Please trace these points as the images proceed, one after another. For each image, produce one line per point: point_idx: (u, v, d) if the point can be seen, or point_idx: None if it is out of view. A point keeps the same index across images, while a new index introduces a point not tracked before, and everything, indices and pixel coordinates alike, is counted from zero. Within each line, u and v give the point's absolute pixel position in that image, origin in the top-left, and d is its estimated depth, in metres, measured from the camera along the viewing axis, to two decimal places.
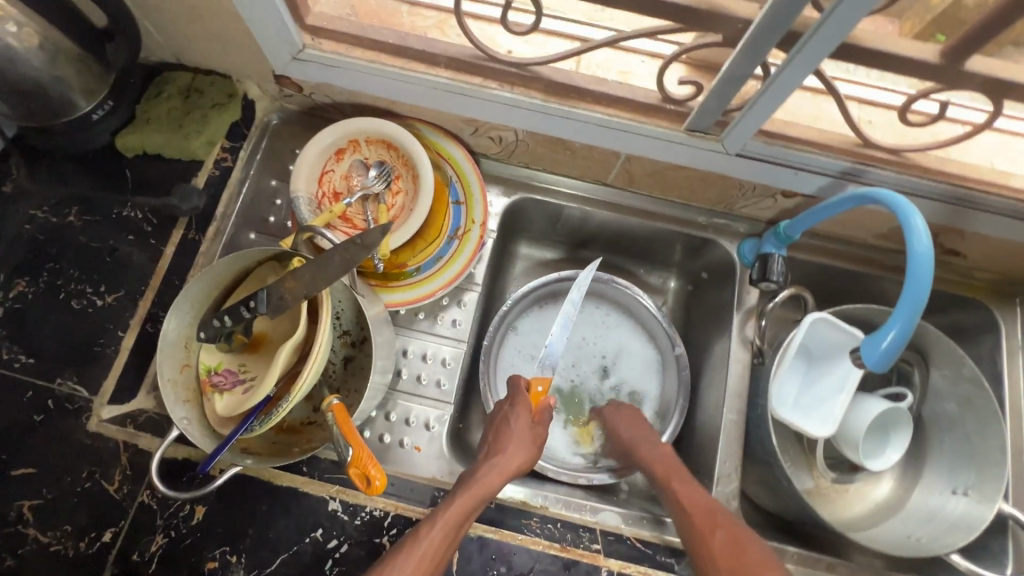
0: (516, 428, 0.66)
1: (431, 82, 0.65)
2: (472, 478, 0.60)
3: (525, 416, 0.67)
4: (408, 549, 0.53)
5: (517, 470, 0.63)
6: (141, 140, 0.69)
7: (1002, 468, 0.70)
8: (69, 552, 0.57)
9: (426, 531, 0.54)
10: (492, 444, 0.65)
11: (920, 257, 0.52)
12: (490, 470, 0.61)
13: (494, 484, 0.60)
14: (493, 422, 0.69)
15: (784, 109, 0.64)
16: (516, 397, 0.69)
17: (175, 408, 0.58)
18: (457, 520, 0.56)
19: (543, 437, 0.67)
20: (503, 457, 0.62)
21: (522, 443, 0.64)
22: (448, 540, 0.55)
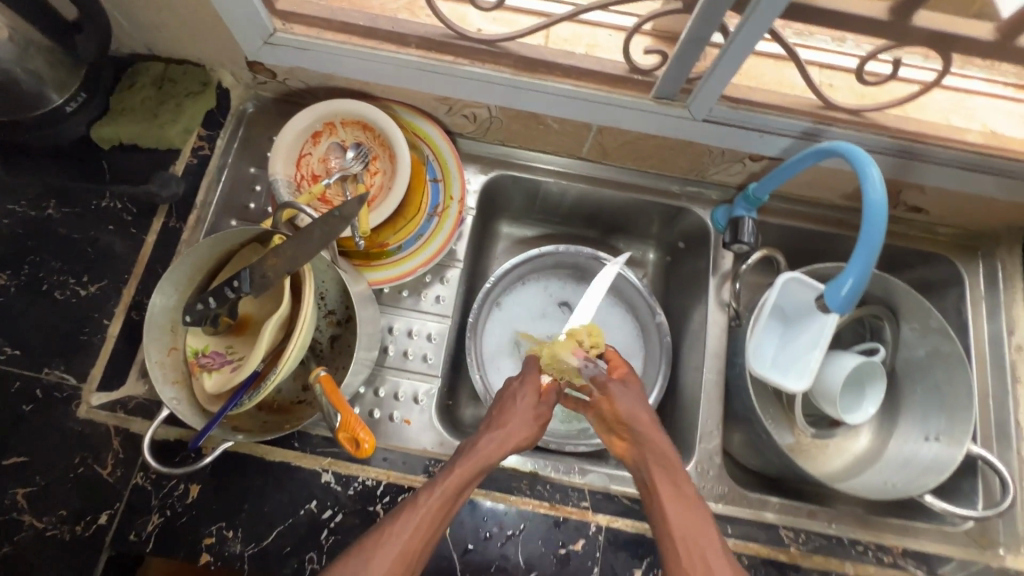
0: (523, 403, 0.62)
1: (402, 61, 0.66)
2: (472, 448, 0.58)
3: (533, 394, 0.63)
4: (405, 516, 0.51)
5: (517, 445, 0.60)
6: (116, 131, 0.69)
7: (970, 411, 0.72)
8: (65, 536, 0.58)
9: (424, 499, 0.52)
10: (494, 416, 0.62)
11: (875, 208, 0.54)
12: (490, 441, 0.58)
13: (494, 458, 0.57)
14: (497, 395, 0.65)
15: (746, 75, 0.67)
16: (527, 374, 0.65)
17: (164, 389, 0.59)
18: (457, 489, 0.54)
19: (547, 418, 0.63)
20: (507, 430, 0.60)
21: (528, 417, 0.61)
22: (444, 511, 0.53)
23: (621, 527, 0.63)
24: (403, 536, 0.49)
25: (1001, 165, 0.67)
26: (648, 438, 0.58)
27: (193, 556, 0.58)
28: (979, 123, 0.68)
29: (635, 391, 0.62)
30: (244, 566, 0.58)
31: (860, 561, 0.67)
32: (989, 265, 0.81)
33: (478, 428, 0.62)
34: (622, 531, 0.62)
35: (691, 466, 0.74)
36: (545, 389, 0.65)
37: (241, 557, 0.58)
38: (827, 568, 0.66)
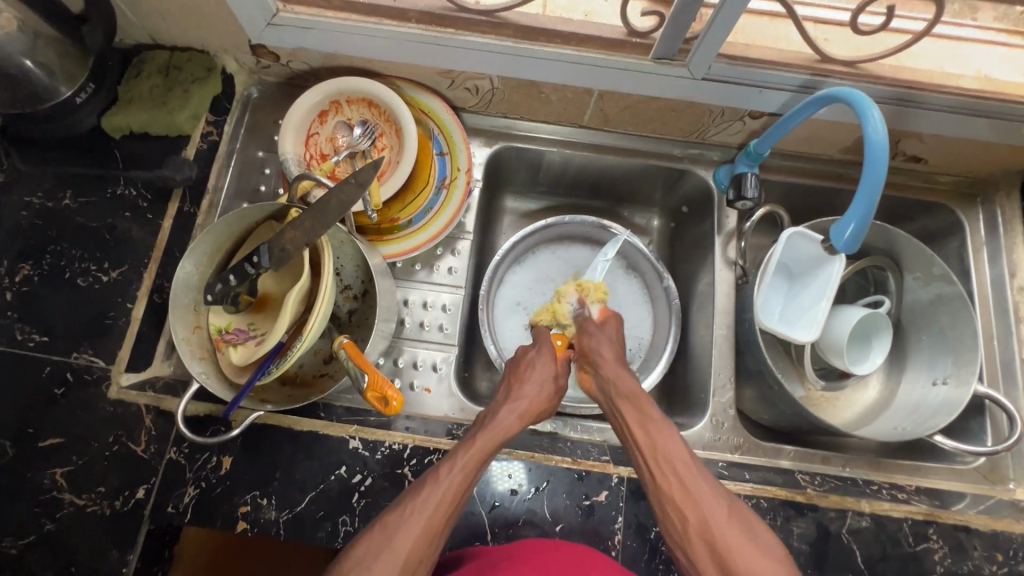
0: (541, 372, 0.65)
1: (403, 34, 0.67)
2: (491, 421, 0.59)
3: (551, 363, 0.66)
4: (426, 492, 0.49)
5: (532, 416, 0.62)
6: (127, 120, 0.70)
7: (975, 351, 0.74)
8: (106, 511, 0.59)
9: (447, 473, 0.51)
10: (511, 388, 0.64)
11: (875, 147, 0.56)
12: (510, 413, 0.60)
13: (512, 428, 0.59)
14: (513, 365, 0.68)
15: (743, 32, 0.68)
16: (543, 344, 0.69)
17: (192, 364, 0.60)
18: (479, 459, 0.54)
19: (563, 387, 0.67)
20: (525, 402, 0.62)
21: (545, 388, 0.64)
22: (466, 483, 0.52)
23: None
24: (428, 510, 0.48)
25: (997, 109, 0.68)
26: (611, 371, 0.63)
27: (229, 525, 0.59)
28: (974, 69, 0.68)
29: (610, 335, 0.68)
30: (280, 531, 0.60)
31: (876, 499, 0.66)
32: (988, 211, 0.83)
33: (495, 399, 0.63)
34: (644, 481, 0.64)
35: (706, 419, 0.76)
36: (557, 356, 0.69)
37: (276, 523, 0.60)
38: (844, 506, 0.64)
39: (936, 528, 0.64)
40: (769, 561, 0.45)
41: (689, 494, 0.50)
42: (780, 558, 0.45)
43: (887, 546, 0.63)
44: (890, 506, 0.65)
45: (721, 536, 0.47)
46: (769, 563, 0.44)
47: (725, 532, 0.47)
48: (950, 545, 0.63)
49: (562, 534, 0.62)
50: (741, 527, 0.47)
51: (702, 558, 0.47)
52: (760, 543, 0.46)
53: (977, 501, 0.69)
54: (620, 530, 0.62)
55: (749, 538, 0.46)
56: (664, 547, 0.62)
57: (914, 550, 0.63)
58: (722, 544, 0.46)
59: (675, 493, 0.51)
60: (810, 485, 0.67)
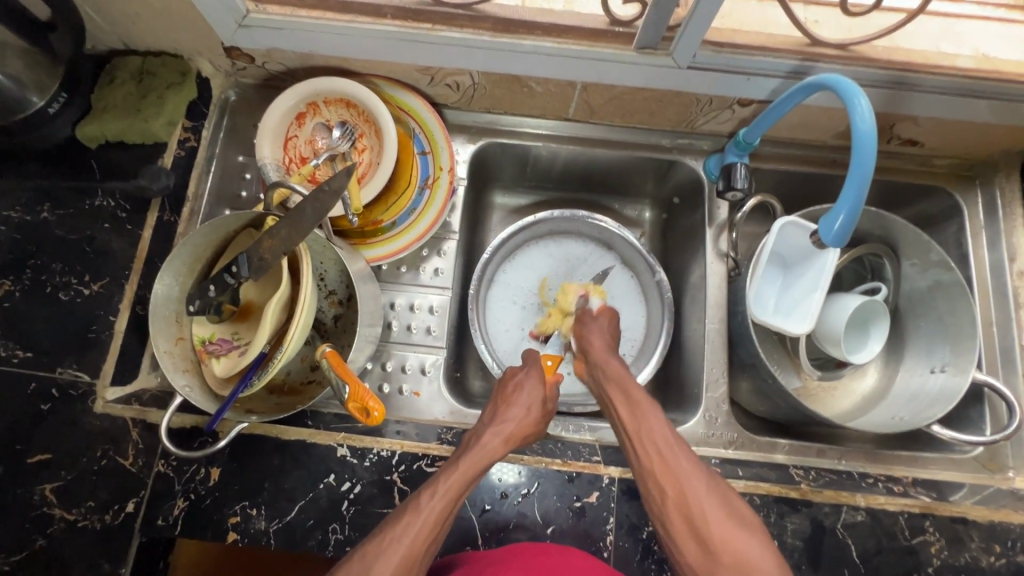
0: (527, 394, 0.65)
1: (380, 32, 0.65)
2: (475, 445, 0.58)
3: (538, 384, 0.67)
4: (405, 521, 0.49)
5: (519, 439, 0.62)
6: (100, 129, 0.68)
7: (974, 339, 0.73)
8: (96, 525, 0.60)
9: (427, 500, 0.51)
10: (499, 409, 0.63)
11: (863, 137, 0.54)
12: (493, 436, 0.59)
13: (496, 451, 0.58)
14: (501, 386, 0.68)
15: (730, 17, 0.65)
16: (532, 366, 0.69)
17: (176, 377, 0.60)
18: (462, 483, 0.54)
19: (553, 407, 0.66)
20: (512, 423, 0.61)
21: (532, 410, 0.63)
22: (448, 511, 0.51)
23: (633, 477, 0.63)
24: (405, 540, 0.47)
25: (996, 89, 0.66)
26: (600, 357, 0.68)
27: (220, 536, 0.59)
28: (971, 48, 0.66)
29: (602, 325, 0.75)
30: (271, 541, 0.60)
31: (872, 493, 0.65)
32: (987, 193, 0.81)
33: (481, 421, 0.63)
34: (635, 481, 0.63)
35: (699, 415, 0.75)
36: (547, 380, 0.69)
37: (266, 532, 0.60)
38: (839, 501, 0.63)
39: (933, 520, 0.63)
40: (747, 534, 0.47)
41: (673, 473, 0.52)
42: (755, 530, 0.48)
43: (882, 539, 0.62)
44: (886, 499, 0.64)
45: (702, 513, 0.48)
46: (746, 535, 0.47)
47: (703, 507, 0.49)
48: (946, 537, 0.63)
49: (553, 537, 0.61)
50: (720, 503, 0.49)
51: (682, 535, 0.49)
52: (736, 516, 0.48)
53: (974, 491, 0.69)
54: (612, 531, 0.61)
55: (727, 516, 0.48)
56: (656, 547, 0.61)
57: (910, 543, 0.62)
58: (701, 519, 0.48)
59: (656, 470, 0.53)
60: (804, 480, 0.66)
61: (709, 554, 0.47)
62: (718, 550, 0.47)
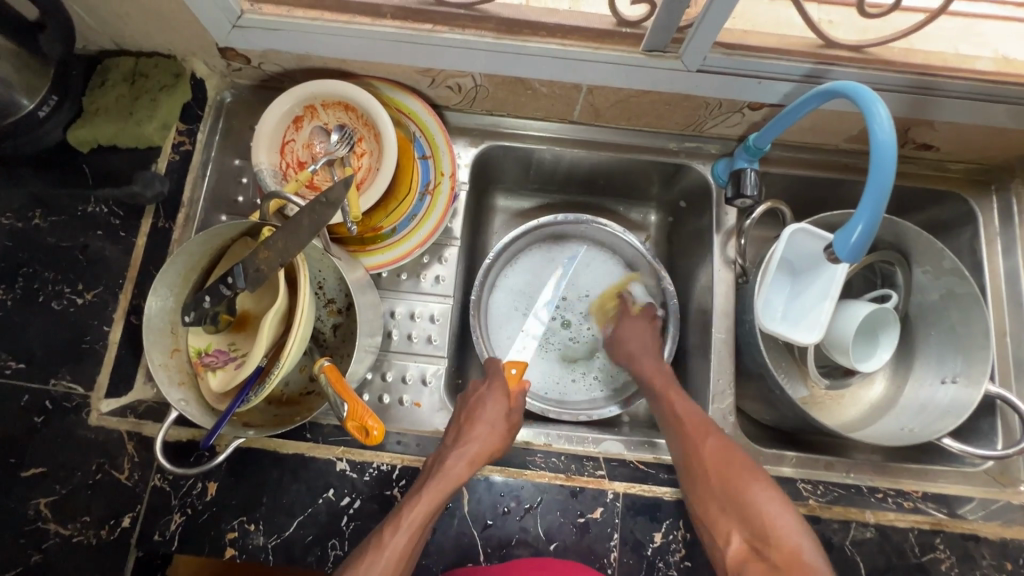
0: (490, 410, 0.65)
1: (379, 33, 0.63)
2: (439, 469, 0.58)
3: (499, 401, 0.67)
4: (370, 560, 0.51)
5: (485, 457, 0.61)
6: (93, 133, 0.66)
7: (987, 350, 0.71)
8: (92, 540, 0.59)
9: (390, 537, 0.53)
10: (463, 427, 0.63)
11: (882, 145, 0.52)
12: (458, 458, 0.59)
13: (462, 474, 0.58)
14: (463, 402, 0.68)
15: (742, 18, 0.63)
16: (493, 380, 0.69)
17: (171, 391, 0.59)
18: (426, 514, 0.55)
19: (518, 421, 0.66)
20: (475, 443, 0.61)
21: (494, 428, 0.63)
22: (411, 544, 0.53)
23: (638, 492, 0.62)
24: None
25: (1014, 93, 0.64)
26: (639, 348, 0.76)
27: (217, 552, 0.58)
28: (990, 49, 0.64)
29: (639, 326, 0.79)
30: (269, 557, 0.59)
31: (881, 509, 0.64)
32: (1002, 200, 0.79)
33: (445, 442, 0.62)
34: (640, 496, 0.62)
35: None
36: (510, 391, 0.69)
37: (265, 548, 0.59)
38: (849, 517, 0.62)
39: (943, 537, 0.62)
40: (753, 483, 0.57)
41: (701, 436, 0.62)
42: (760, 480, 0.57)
43: (892, 557, 0.61)
44: (896, 516, 0.63)
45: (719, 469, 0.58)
46: (755, 484, 0.57)
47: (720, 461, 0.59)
48: (957, 554, 0.61)
49: (556, 553, 0.60)
50: (731, 457, 0.60)
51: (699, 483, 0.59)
52: (742, 468, 0.59)
53: (983, 505, 0.67)
54: (616, 547, 0.60)
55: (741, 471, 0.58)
56: (661, 564, 0.60)
57: (920, 560, 0.61)
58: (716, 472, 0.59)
59: (684, 434, 0.63)
60: (813, 496, 0.65)
61: (725, 499, 0.56)
62: (732, 496, 0.56)
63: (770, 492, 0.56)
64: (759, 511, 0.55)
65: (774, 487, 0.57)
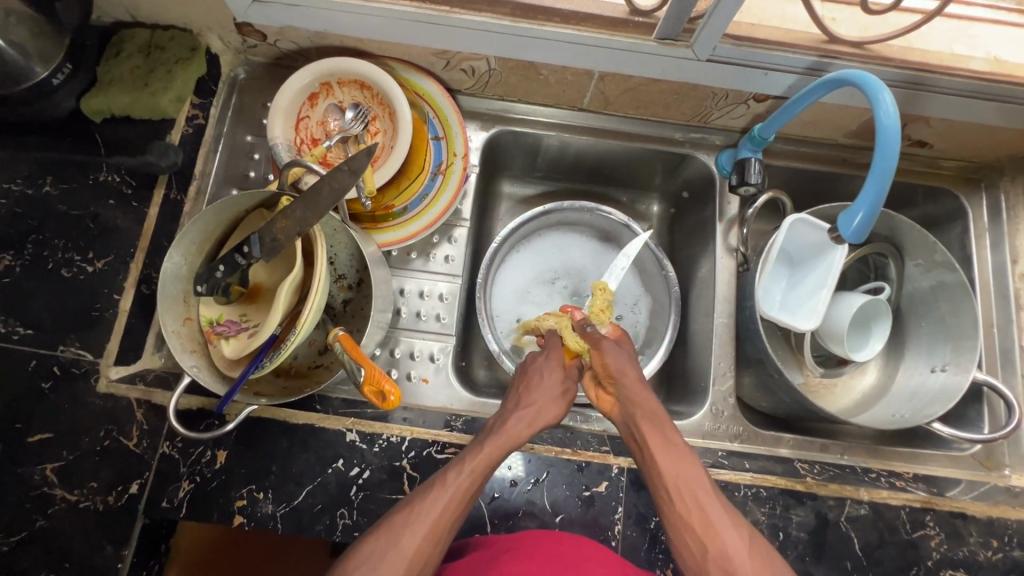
0: (550, 378, 0.63)
1: (397, 13, 0.64)
2: (500, 426, 0.58)
3: (558, 368, 0.64)
4: (433, 494, 0.51)
5: (544, 422, 0.61)
6: (107, 102, 0.66)
7: (975, 339, 0.74)
8: (99, 506, 0.58)
9: (455, 477, 0.52)
10: (523, 391, 0.62)
11: (887, 131, 0.55)
12: (520, 421, 0.59)
13: (524, 433, 0.58)
14: (520, 373, 0.66)
15: (751, 12, 0.65)
16: (551, 349, 0.66)
17: (183, 358, 0.59)
18: (488, 463, 0.54)
19: (574, 390, 0.63)
20: (535, 407, 0.60)
21: (556, 394, 0.62)
22: (473, 487, 0.53)
23: None
24: (434, 512, 0.49)
25: (1007, 92, 0.66)
26: (628, 388, 0.60)
27: (226, 519, 0.59)
28: (984, 51, 0.66)
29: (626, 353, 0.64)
30: (278, 525, 0.59)
31: (875, 487, 0.66)
32: (991, 197, 0.82)
33: (505, 405, 0.62)
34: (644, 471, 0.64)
35: (705, 408, 0.76)
36: (569, 364, 0.66)
37: (274, 516, 0.59)
38: (843, 494, 0.64)
39: (933, 515, 0.64)
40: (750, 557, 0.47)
41: (712, 528, 0.49)
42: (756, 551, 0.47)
43: (884, 533, 0.63)
44: (889, 494, 0.65)
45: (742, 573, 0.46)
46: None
47: (714, 522, 0.49)
48: (946, 531, 0.64)
49: (562, 525, 0.61)
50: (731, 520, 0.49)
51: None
52: (742, 532, 0.48)
53: (971, 487, 0.70)
54: (620, 520, 0.62)
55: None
56: (664, 537, 0.62)
57: (911, 537, 0.63)
58: (711, 537, 0.48)
59: (684, 515, 0.50)
60: (809, 474, 0.67)
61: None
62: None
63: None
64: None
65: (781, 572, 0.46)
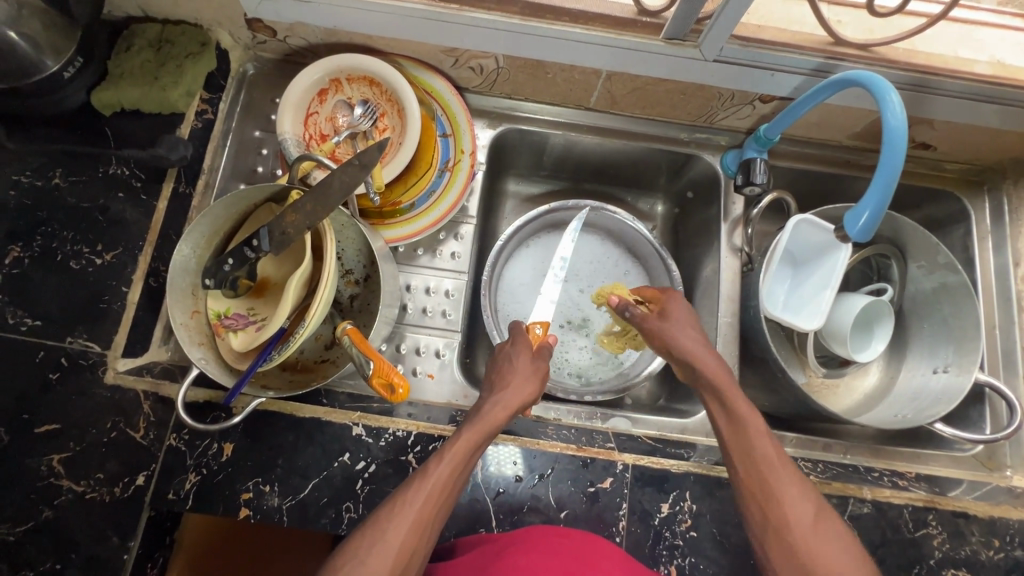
0: (519, 363, 0.65)
1: (406, 10, 0.64)
2: (477, 414, 0.59)
3: (527, 352, 0.67)
4: (416, 485, 0.52)
5: (520, 404, 0.62)
6: (116, 96, 0.67)
7: (978, 341, 0.74)
8: (105, 497, 0.59)
9: (435, 466, 0.53)
10: (496, 380, 0.64)
11: (893, 132, 0.55)
12: (495, 405, 0.60)
13: (501, 417, 0.59)
14: (492, 363, 0.68)
15: (757, 14, 0.65)
16: (517, 337, 0.68)
17: (192, 350, 0.59)
18: (467, 450, 0.55)
19: (545, 369, 0.66)
20: (510, 391, 0.61)
21: (527, 378, 0.64)
22: (454, 474, 0.53)
23: (647, 464, 0.64)
24: (417, 503, 0.50)
25: (1011, 95, 0.67)
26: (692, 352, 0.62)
27: (232, 511, 0.59)
28: (988, 54, 0.66)
29: (684, 315, 0.66)
30: (284, 518, 0.59)
31: (877, 486, 0.66)
32: (994, 200, 0.83)
33: (481, 394, 0.63)
34: (648, 468, 0.64)
35: None
36: (534, 348, 0.69)
37: (279, 509, 0.59)
38: (846, 493, 0.65)
39: (936, 514, 0.65)
40: (815, 525, 0.49)
41: (775, 497, 0.51)
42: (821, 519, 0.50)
43: (887, 531, 0.64)
44: (891, 492, 0.65)
45: (800, 538, 0.49)
46: (844, 551, 0.48)
47: (781, 491, 0.51)
48: (948, 530, 0.64)
49: (567, 520, 0.62)
50: (797, 487, 0.52)
51: (773, 550, 0.50)
52: (808, 500, 0.51)
53: (973, 487, 0.70)
54: (624, 517, 0.62)
55: (827, 547, 0.48)
56: (668, 534, 0.62)
57: (913, 536, 0.64)
58: (777, 505, 0.51)
59: (752, 483, 0.53)
60: (813, 472, 0.67)
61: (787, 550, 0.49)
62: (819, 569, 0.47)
63: (840, 550, 0.48)
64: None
65: (847, 542, 0.48)
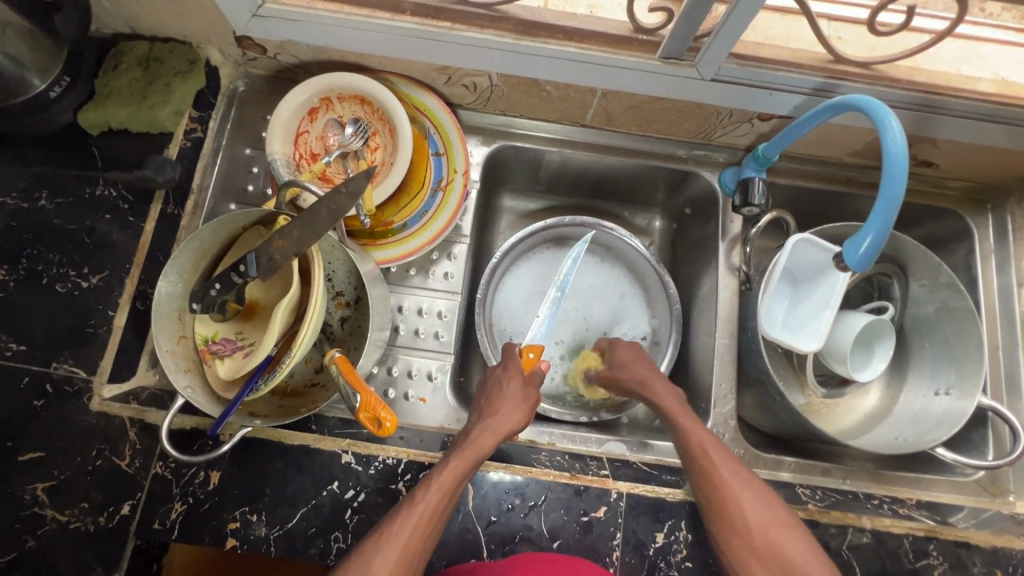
0: (508, 389, 0.65)
1: (397, 28, 0.63)
2: (464, 440, 0.59)
3: (516, 378, 0.67)
4: (403, 515, 0.52)
5: (509, 430, 0.61)
6: (104, 116, 0.66)
7: (980, 363, 0.73)
8: (90, 527, 0.58)
9: (422, 495, 0.53)
10: (485, 406, 0.64)
11: (894, 158, 0.54)
12: (482, 432, 0.60)
13: (489, 444, 0.59)
14: (481, 389, 0.69)
15: (755, 31, 0.63)
16: (508, 362, 0.69)
17: (177, 377, 0.58)
18: (455, 477, 0.55)
19: (535, 397, 0.66)
20: (498, 418, 0.61)
21: (517, 404, 0.64)
22: (441, 504, 0.53)
23: (642, 492, 0.63)
24: (404, 534, 0.50)
25: (1015, 115, 0.66)
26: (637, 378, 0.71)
27: (218, 542, 0.58)
28: (992, 71, 0.65)
29: (631, 354, 0.75)
30: (271, 548, 0.58)
31: (877, 515, 0.65)
32: (998, 218, 0.81)
33: (470, 421, 0.63)
34: (643, 496, 0.63)
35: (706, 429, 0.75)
36: (526, 373, 0.69)
37: (267, 539, 0.58)
38: (846, 522, 0.63)
39: (937, 544, 0.63)
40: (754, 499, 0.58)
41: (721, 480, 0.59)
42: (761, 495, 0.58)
43: (886, 562, 0.62)
44: (891, 522, 0.64)
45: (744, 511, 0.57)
46: (784, 532, 0.55)
47: (724, 474, 0.59)
48: (950, 561, 0.63)
49: (559, 550, 0.60)
50: (737, 472, 0.59)
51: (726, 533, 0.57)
52: (746, 481, 0.59)
53: (973, 514, 0.70)
54: (618, 547, 0.61)
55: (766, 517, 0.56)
56: (662, 564, 0.61)
57: (914, 566, 0.62)
58: (724, 486, 0.58)
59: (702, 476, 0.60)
60: (811, 500, 0.66)
61: (738, 527, 0.56)
62: (762, 551, 0.55)
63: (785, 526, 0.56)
64: (793, 562, 0.54)
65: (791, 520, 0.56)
